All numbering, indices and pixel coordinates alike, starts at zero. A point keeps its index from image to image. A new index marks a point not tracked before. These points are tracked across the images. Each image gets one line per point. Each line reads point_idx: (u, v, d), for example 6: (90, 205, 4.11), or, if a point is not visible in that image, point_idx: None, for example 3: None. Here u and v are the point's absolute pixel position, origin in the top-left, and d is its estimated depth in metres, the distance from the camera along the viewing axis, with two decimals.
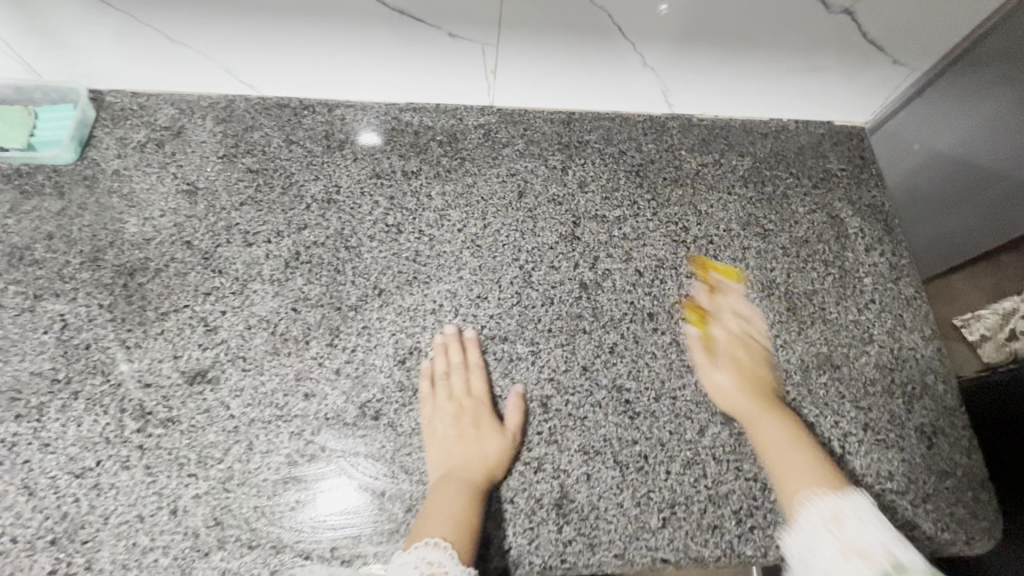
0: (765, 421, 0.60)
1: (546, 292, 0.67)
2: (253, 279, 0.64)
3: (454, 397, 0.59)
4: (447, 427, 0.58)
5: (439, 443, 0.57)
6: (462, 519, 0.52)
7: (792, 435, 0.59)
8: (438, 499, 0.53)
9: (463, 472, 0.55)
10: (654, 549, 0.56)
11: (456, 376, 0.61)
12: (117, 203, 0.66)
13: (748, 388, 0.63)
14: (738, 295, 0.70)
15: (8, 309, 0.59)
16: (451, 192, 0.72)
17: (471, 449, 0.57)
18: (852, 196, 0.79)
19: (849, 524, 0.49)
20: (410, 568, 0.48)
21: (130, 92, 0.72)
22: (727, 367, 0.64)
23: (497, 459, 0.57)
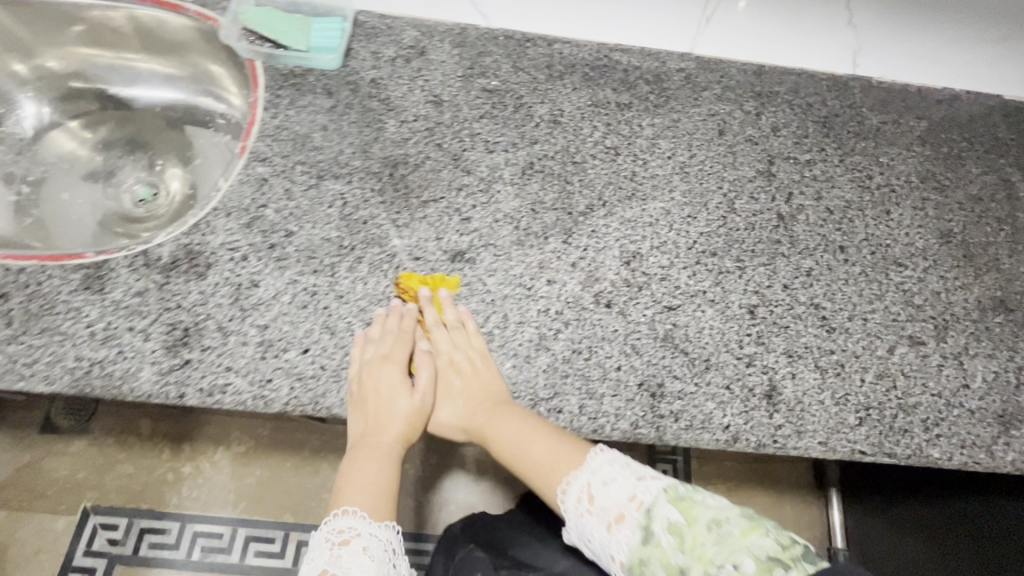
0: (500, 427, 0.62)
1: (748, 218, 0.74)
2: (497, 181, 0.72)
3: (369, 365, 0.62)
4: (366, 392, 0.62)
5: (360, 415, 0.62)
6: (378, 482, 0.62)
7: (533, 429, 0.60)
8: (355, 465, 0.63)
9: (376, 438, 0.63)
10: (852, 442, 0.64)
11: (388, 345, 0.64)
12: (378, 106, 0.75)
13: (472, 399, 0.64)
14: (446, 308, 0.66)
15: (298, 184, 0.69)
16: (660, 124, 0.79)
17: (382, 419, 0.63)
18: (1021, 165, 0.84)
19: (597, 497, 0.55)
20: (322, 542, 0.57)
21: (378, 14, 0.81)
22: (457, 388, 0.65)
23: (406, 428, 0.65)
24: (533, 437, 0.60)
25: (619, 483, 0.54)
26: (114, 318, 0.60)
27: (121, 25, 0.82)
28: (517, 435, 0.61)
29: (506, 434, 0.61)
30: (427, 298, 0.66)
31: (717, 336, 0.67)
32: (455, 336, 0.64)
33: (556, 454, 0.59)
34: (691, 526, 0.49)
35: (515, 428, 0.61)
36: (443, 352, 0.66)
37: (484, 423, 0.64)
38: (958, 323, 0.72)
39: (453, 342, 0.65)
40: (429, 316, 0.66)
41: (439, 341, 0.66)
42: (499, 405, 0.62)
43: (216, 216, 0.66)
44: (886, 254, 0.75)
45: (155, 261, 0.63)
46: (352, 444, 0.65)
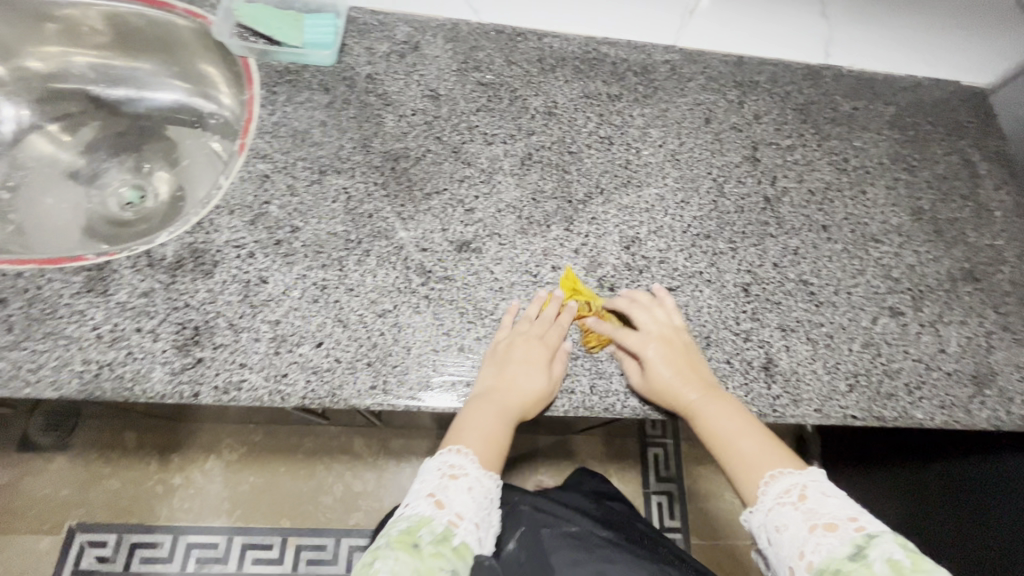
0: (707, 411, 0.62)
1: (737, 201, 0.78)
2: (497, 172, 0.74)
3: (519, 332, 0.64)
4: (514, 354, 0.62)
5: (497, 370, 0.62)
6: (492, 436, 0.59)
7: (736, 420, 0.61)
8: (475, 412, 0.60)
9: (502, 397, 0.61)
10: (845, 407, 0.68)
11: (549, 320, 0.66)
12: (375, 101, 0.76)
13: (685, 381, 0.63)
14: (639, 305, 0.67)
15: (300, 180, 0.69)
16: (650, 114, 0.82)
17: (512, 381, 0.61)
18: (981, 145, 0.90)
19: (811, 499, 0.54)
20: (435, 470, 0.57)
21: (370, 10, 0.81)
22: (661, 368, 0.63)
23: (535, 397, 0.61)
24: (738, 432, 0.61)
25: (839, 501, 0.53)
26: (121, 320, 0.59)
27: (108, 24, 0.80)
28: (727, 425, 0.61)
29: (713, 420, 0.61)
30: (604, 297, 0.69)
31: (715, 314, 0.70)
32: (638, 315, 0.66)
33: (749, 445, 0.60)
34: (917, 571, 0.46)
35: (720, 415, 0.62)
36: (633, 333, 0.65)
37: (692, 403, 0.62)
38: (932, 293, 0.77)
39: (660, 327, 0.66)
40: (627, 303, 0.67)
41: (645, 325, 0.65)
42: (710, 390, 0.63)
43: (219, 214, 0.66)
44: (865, 231, 0.79)
45: (159, 261, 0.62)
46: (477, 399, 0.61)
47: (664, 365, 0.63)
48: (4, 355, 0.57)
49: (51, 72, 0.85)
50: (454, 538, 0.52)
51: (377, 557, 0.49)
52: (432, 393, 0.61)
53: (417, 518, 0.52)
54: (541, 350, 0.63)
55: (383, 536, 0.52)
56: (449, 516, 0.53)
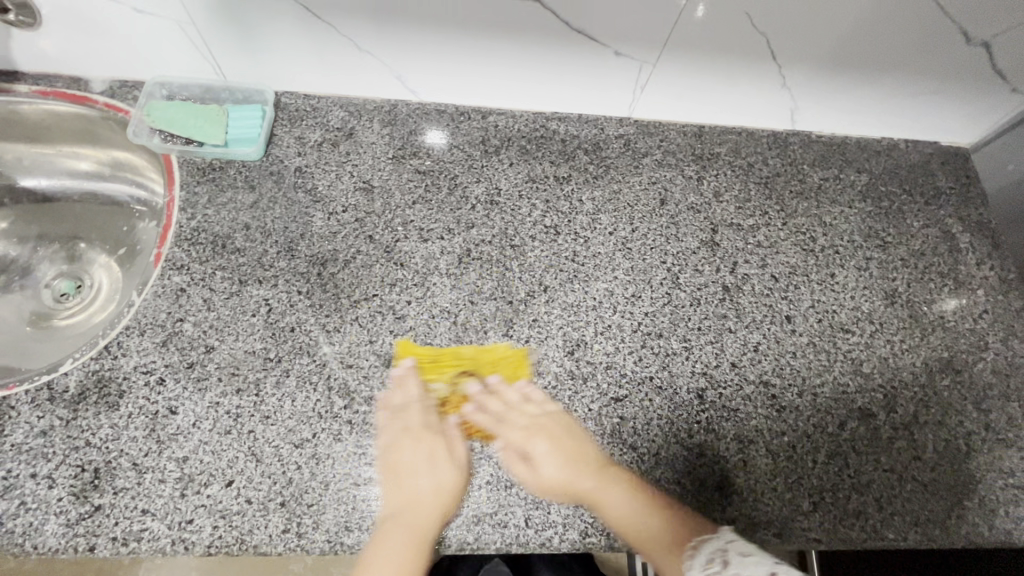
0: (607, 495, 0.59)
1: (693, 293, 0.73)
2: (432, 272, 0.69)
3: (399, 432, 0.61)
4: (403, 462, 0.60)
5: (398, 484, 0.59)
6: (408, 562, 0.55)
7: (638, 494, 0.60)
8: (385, 537, 0.56)
9: (413, 514, 0.57)
10: (807, 530, 0.63)
11: (419, 409, 0.63)
12: (303, 198, 0.71)
13: (576, 467, 0.60)
14: (511, 386, 0.65)
15: (218, 292, 0.65)
16: (600, 196, 0.77)
17: (421, 494, 0.58)
18: (962, 213, 0.84)
19: (733, 567, 0.51)
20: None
21: (302, 95, 0.77)
22: (547, 455, 0.61)
23: (436, 492, 0.58)
24: (645, 510, 0.59)
25: (756, 560, 0.50)
26: (15, 465, 0.55)
27: (22, 118, 0.75)
28: (634, 506, 0.59)
29: (616, 501, 0.59)
30: (482, 382, 0.66)
31: (666, 427, 0.65)
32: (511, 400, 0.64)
33: (659, 528, 0.58)
34: None
35: (625, 494, 0.59)
36: (514, 428, 0.62)
37: (588, 492, 0.59)
38: (906, 390, 0.71)
39: (533, 415, 0.63)
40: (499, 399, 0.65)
41: (519, 417, 0.63)
42: (603, 470, 0.60)
43: (128, 335, 0.62)
44: (834, 320, 0.74)
45: (61, 394, 0.58)
46: (387, 519, 0.57)
47: (549, 450, 0.61)
48: None
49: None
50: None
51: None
52: (351, 535, 0.56)
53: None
54: (426, 448, 0.60)
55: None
56: None
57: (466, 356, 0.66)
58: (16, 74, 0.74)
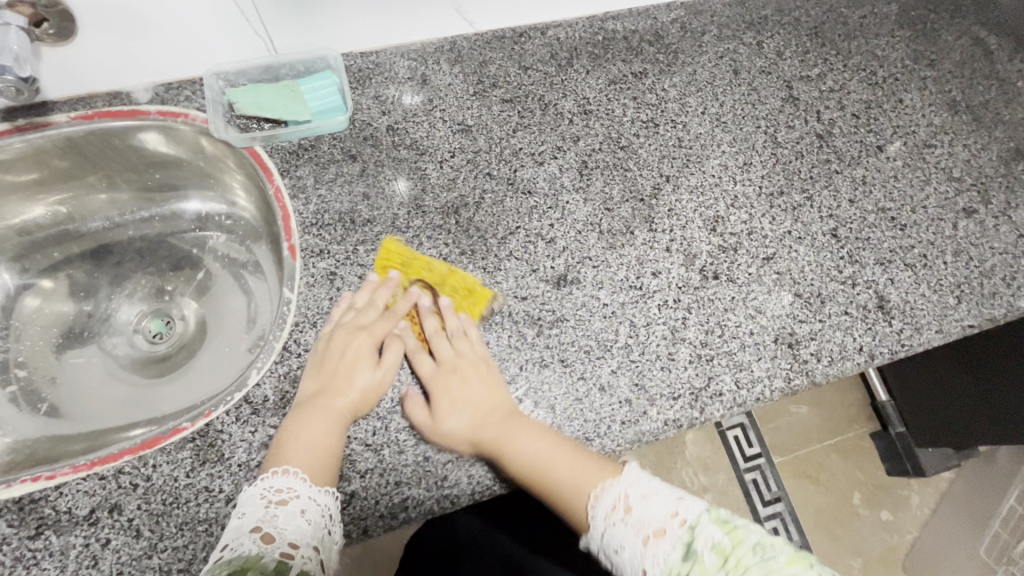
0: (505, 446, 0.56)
1: (794, 148, 0.76)
2: (561, 191, 0.69)
3: (350, 327, 0.60)
4: (330, 354, 0.58)
5: (319, 370, 0.58)
6: (322, 446, 0.53)
7: (530, 472, 0.55)
8: (302, 422, 0.54)
9: (326, 399, 0.56)
10: (961, 320, 0.69)
11: (366, 309, 0.61)
12: (409, 154, 0.69)
13: (479, 415, 0.58)
14: (456, 313, 0.63)
15: (369, 266, 0.63)
16: (680, 82, 0.78)
17: (341, 380, 0.57)
18: (984, 17, 0.90)
19: (635, 508, 0.50)
20: (257, 501, 0.49)
21: (358, 53, 0.73)
22: (467, 396, 0.58)
23: (364, 396, 0.57)
24: (553, 455, 0.55)
25: (658, 497, 0.50)
26: (253, 482, 0.54)
27: (72, 151, 0.69)
28: (542, 453, 0.55)
29: (528, 449, 0.56)
30: (432, 300, 0.64)
31: (818, 269, 0.70)
32: (451, 333, 0.61)
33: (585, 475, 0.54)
34: (736, 549, 0.45)
35: (529, 444, 0.56)
36: (439, 358, 0.60)
37: (490, 442, 0.57)
38: (993, 183, 0.78)
39: (458, 353, 0.60)
40: (433, 325, 0.63)
41: (442, 349, 0.60)
42: (481, 437, 0.57)
43: (302, 330, 0.60)
44: (916, 139, 0.79)
45: (264, 405, 0.57)
46: (309, 407, 0.56)
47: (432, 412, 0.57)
48: (144, 565, 0.51)
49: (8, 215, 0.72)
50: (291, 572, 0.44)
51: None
52: (595, 444, 0.59)
53: (244, 558, 0.44)
54: (359, 343, 0.59)
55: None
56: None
57: (440, 273, 0.64)
58: (45, 103, 0.66)
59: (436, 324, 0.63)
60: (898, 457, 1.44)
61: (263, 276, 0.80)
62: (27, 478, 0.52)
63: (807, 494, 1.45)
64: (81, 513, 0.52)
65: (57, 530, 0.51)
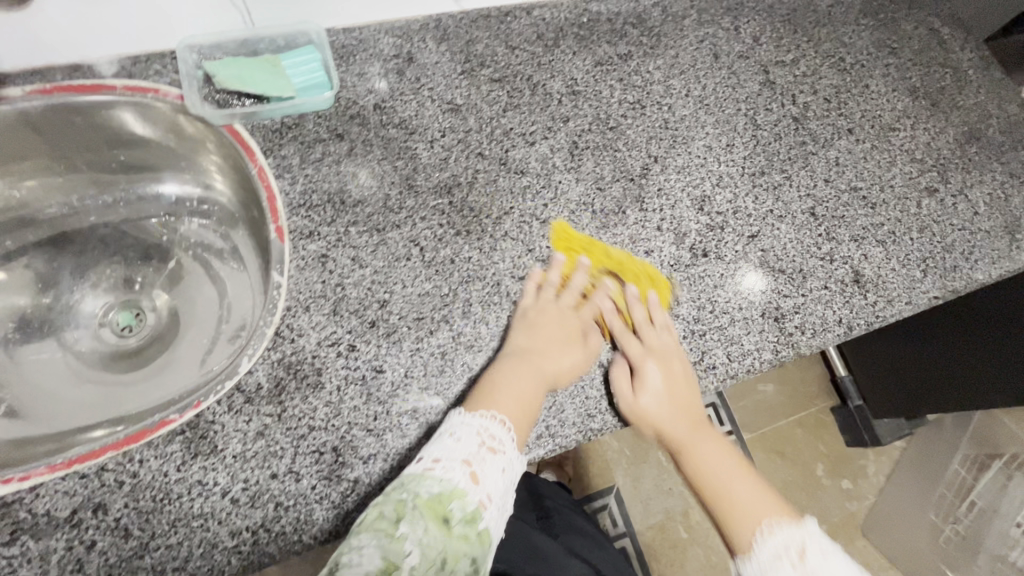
0: (697, 449, 0.64)
1: (773, 130, 0.79)
2: (553, 171, 0.69)
3: (553, 305, 0.63)
4: (538, 322, 0.61)
5: (530, 331, 0.61)
6: (526, 399, 0.56)
7: (708, 480, 0.63)
8: (508, 373, 0.58)
9: (536, 360, 0.59)
10: (926, 292, 0.74)
11: (569, 291, 0.65)
12: (397, 133, 0.67)
13: (679, 414, 0.63)
14: (662, 309, 0.66)
15: (362, 247, 0.61)
16: (664, 64, 0.79)
17: (554, 351, 0.61)
18: (940, 8, 0.94)
19: (809, 557, 0.54)
20: (472, 433, 0.52)
21: (339, 29, 0.70)
22: (656, 382, 0.61)
23: (569, 369, 0.61)
24: (731, 474, 0.63)
25: (836, 560, 0.54)
26: (250, 473, 0.52)
27: (26, 129, 0.63)
28: (716, 461, 0.64)
29: (703, 458, 0.64)
30: (631, 289, 0.67)
31: (799, 246, 0.73)
32: (649, 322, 0.65)
33: (756, 494, 0.62)
34: None
35: (715, 457, 0.64)
36: (637, 343, 0.64)
37: (680, 442, 0.64)
38: (951, 164, 0.83)
39: (659, 342, 0.64)
40: (641, 314, 0.65)
41: (650, 336, 0.64)
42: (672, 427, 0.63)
43: (295, 315, 0.58)
44: (881, 123, 0.84)
45: (258, 393, 0.54)
46: (511, 357, 0.59)
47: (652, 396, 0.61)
48: (136, 566, 0.48)
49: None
50: (481, 522, 0.48)
51: (405, 516, 0.46)
52: (597, 420, 0.61)
53: (450, 487, 0.48)
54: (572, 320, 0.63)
55: (407, 489, 0.48)
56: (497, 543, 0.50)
57: (612, 259, 0.67)
58: None
59: (636, 311, 0.66)
60: (856, 429, 1.52)
61: (241, 265, 0.77)
62: None
63: (773, 468, 1.51)
64: (61, 515, 0.48)
65: (35, 534, 0.47)
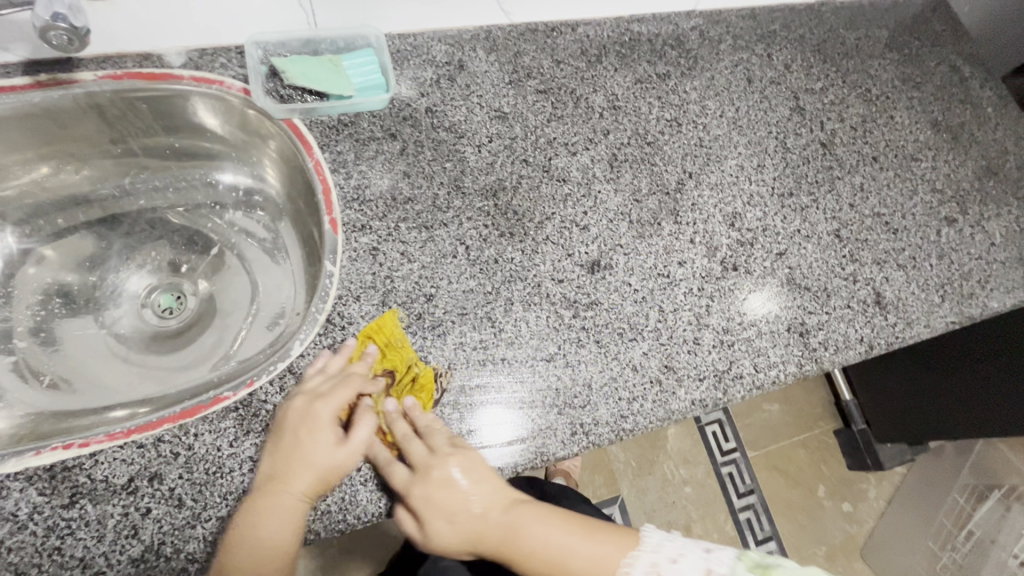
0: (528, 533, 0.55)
1: (801, 153, 0.82)
2: (593, 180, 0.72)
3: (318, 401, 0.54)
4: (293, 429, 0.53)
5: (277, 447, 0.52)
6: (280, 542, 0.49)
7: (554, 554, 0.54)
8: (267, 505, 0.50)
9: (280, 483, 0.50)
10: (945, 317, 0.77)
11: (337, 384, 0.56)
12: (448, 136, 0.70)
13: (491, 504, 0.55)
14: (423, 413, 0.58)
15: (411, 243, 0.64)
16: (700, 85, 0.82)
17: (297, 466, 0.51)
18: (962, 47, 0.98)
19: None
20: None
21: (396, 34, 0.73)
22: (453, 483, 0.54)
23: (320, 484, 0.52)
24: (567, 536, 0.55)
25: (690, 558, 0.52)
26: None
27: (95, 114, 0.66)
28: (553, 540, 0.55)
29: (539, 535, 0.55)
30: (398, 400, 0.59)
31: (824, 266, 0.75)
32: (419, 433, 0.56)
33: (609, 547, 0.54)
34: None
35: (546, 525, 0.56)
36: (402, 463, 0.54)
37: (503, 537, 0.55)
38: (969, 196, 0.86)
39: (438, 445, 0.55)
40: (404, 426, 0.57)
41: (421, 447, 0.55)
42: (471, 526, 0.54)
43: (345, 304, 0.60)
44: (904, 153, 0.87)
45: (309, 375, 0.57)
46: (262, 486, 0.51)
47: (440, 520, 0.54)
48: (188, 535, 0.50)
49: (8, 176, 0.68)
50: None
51: None
52: (630, 422, 0.62)
53: None
54: (326, 429, 0.53)
55: None
56: None
57: (405, 367, 0.60)
58: (71, 60, 0.64)
59: (400, 425, 0.57)
60: (859, 452, 1.53)
61: (282, 257, 0.79)
62: (56, 446, 0.50)
63: (777, 487, 1.52)
64: (118, 482, 0.50)
65: (93, 499, 0.49)
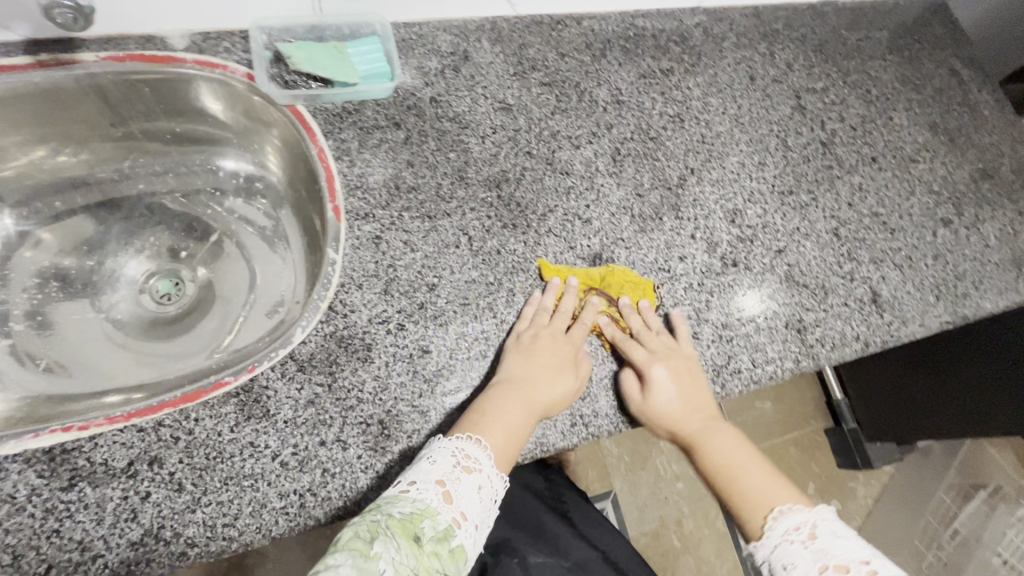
0: (710, 441, 0.63)
1: (802, 152, 0.83)
2: (596, 174, 0.73)
3: (547, 326, 0.62)
4: (533, 345, 0.60)
5: (522, 358, 0.59)
6: (515, 437, 0.55)
7: (729, 467, 0.61)
8: (507, 403, 0.56)
9: (527, 390, 0.58)
10: (940, 316, 0.78)
11: (557, 313, 0.64)
12: (451, 127, 0.70)
13: (689, 407, 0.64)
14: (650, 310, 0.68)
15: (415, 232, 0.64)
16: (703, 82, 0.83)
17: (540, 379, 0.59)
18: (961, 51, 0.99)
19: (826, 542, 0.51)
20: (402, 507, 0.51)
21: (401, 24, 0.73)
22: (665, 380, 0.62)
23: (560, 398, 0.60)
24: (751, 461, 0.61)
25: (849, 541, 0.50)
26: (300, 439, 0.54)
27: (96, 95, 0.65)
28: (735, 455, 0.62)
29: (719, 450, 0.62)
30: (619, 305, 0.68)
31: (823, 264, 0.76)
32: (653, 329, 0.66)
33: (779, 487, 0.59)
34: None
35: (733, 442, 0.63)
36: (641, 349, 0.64)
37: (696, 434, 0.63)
38: (965, 198, 0.87)
39: (665, 345, 0.65)
40: (641, 322, 0.67)
41: (652, 343, 0.64)
42: (678, 417, 0.63)
43: (347, 292, 0.60)
44: (902, 154, 0.88)
45: (310, 362, 0.56)
46: (502, 387, 0.58)
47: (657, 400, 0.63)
48: (187, 519, 0.50)
49: (6, 157, 0.67)
50: (455, 539, 0.46)
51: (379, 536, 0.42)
52: None
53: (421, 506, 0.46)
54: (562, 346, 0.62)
55: (381, 509, 0.44)
56: (455, 514, 0.47)
57: (598, 278, 0.68)
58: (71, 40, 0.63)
59: (636, 320, 0.67)
60: None
61: (284, 245, 0.78)
62: (56, 428, 0.50)
63: None
64: (118, 465, 0.50)
65: (92, 482, 0.49)
